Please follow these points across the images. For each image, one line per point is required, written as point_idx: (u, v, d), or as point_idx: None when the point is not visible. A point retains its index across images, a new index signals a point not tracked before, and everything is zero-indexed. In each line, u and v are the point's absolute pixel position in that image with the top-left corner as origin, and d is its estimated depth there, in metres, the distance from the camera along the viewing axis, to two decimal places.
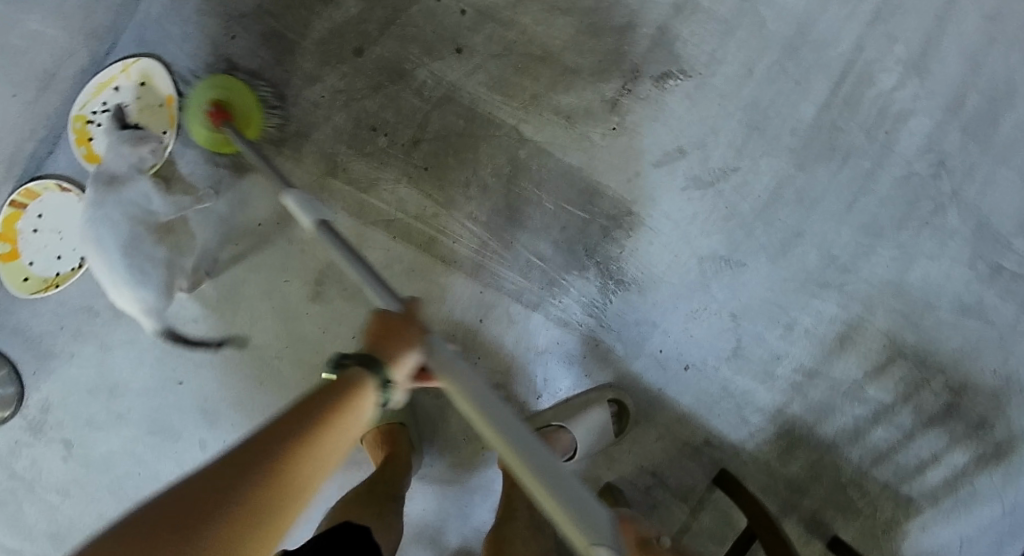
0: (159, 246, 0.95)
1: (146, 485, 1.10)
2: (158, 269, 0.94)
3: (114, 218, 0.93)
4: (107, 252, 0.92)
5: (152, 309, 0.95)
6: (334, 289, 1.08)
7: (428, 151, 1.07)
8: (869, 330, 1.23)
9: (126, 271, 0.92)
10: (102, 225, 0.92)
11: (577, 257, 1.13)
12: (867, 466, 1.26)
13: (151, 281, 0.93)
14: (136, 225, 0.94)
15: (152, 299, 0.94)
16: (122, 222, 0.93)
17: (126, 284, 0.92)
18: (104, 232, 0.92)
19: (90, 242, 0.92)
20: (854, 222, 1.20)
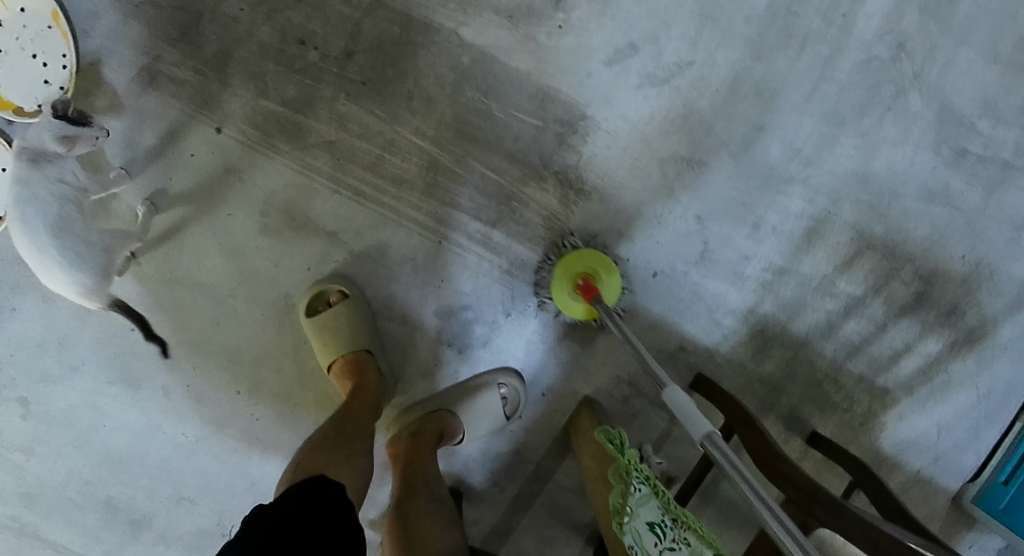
0: (90, 226, 0.89)
1: (115, 436, 1.09)
2: (93, 250, 0.89)
3: (43, 198, 0.86)
4: (37, 236, 0.86)
5: (89, 289, 0.90)
6: (281, 220, 1.04)
7: (365, 64, 1.01)
8: (837, 223, 1.21)
9: (59, 254, 0.87)
10: (31, 204, 0.86)
11: (533, 168, 1.09)
12: (842, 361, 1.27)
13: (88, 264, 0.89)
14: (67, 204, 0.88)
15: (87, 281, 0.90)
16: (51, 202, 0.87)
17: (59, 269, 0.88)
18: (32, 212, 0.86)
19: (17, 221, 0.86)
20: (816, 112, 1.16)
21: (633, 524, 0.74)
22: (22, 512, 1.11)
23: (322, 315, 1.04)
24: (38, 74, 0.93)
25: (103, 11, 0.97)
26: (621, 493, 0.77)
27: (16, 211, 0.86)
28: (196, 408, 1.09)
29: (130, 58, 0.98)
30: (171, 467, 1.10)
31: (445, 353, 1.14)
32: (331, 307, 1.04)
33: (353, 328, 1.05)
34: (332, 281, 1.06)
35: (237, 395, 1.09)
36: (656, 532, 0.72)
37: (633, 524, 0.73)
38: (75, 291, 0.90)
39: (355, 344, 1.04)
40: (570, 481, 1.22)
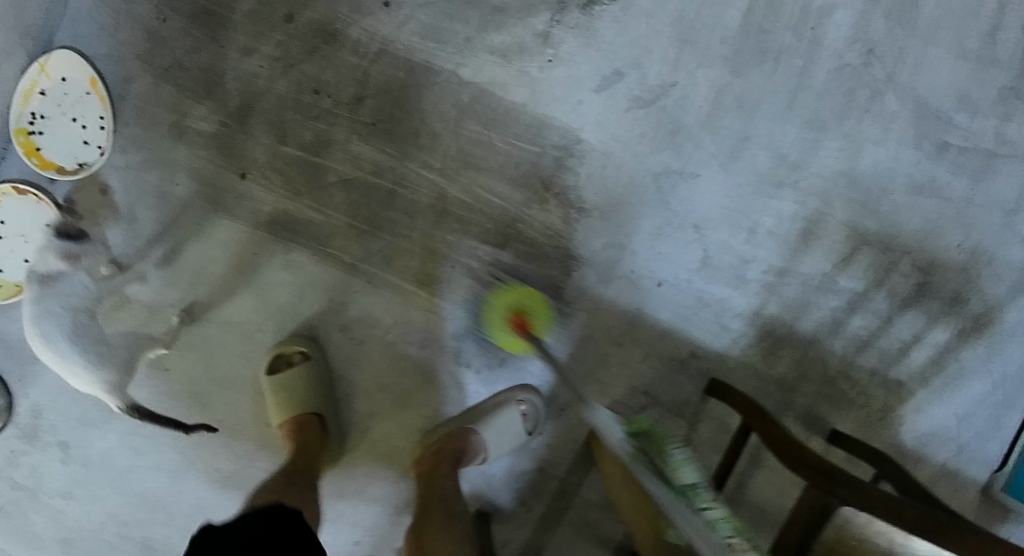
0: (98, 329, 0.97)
1: (151, 475, 1.13)
2: (110, 352, 0.97)
3: (54, 309, 0.94)
4: (49, 343, 0.94)
5: (114, 386, 0.97)
6: (304, 255, 1.11)
7: (374, 107, 1.09)
8: (830, 223, 1.26)
9: (79, 358, 0.94)
10: (44, 315, 0.94)
11: (536, 191, 1.16)
12: (852, 356, 1.30)
13: (105, 362, 0.96)
14: (79, 310, 0.95)
15: (112, 377, 0.96)
16: (58, 313, 0.94)
17: (85, 370, 0.95)
18: (50, 318, 0.94)
19: (34, 333, 0.94)
20: (798, 119, 1.23)
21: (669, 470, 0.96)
22: None
23: (281, 375, 1.08)
24: (78, 135, 1.02)
25: (134, 74, 1.05)
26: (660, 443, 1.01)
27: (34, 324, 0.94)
28: (230, 443, 1.13)
29: (160, 115, 1.06)
30: (205, 504, 1.14)
31: (465, 374, 1.18)
32: (293, 367, 1.09)
33: (313, 389, 1.09)
34: (292, 343, 1.11)
35: (267, 428, 1.13)
36: (683, 486, 0.93)
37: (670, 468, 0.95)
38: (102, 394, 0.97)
39: (305, 405, 1.08)
40: (597, 496, 1.24)
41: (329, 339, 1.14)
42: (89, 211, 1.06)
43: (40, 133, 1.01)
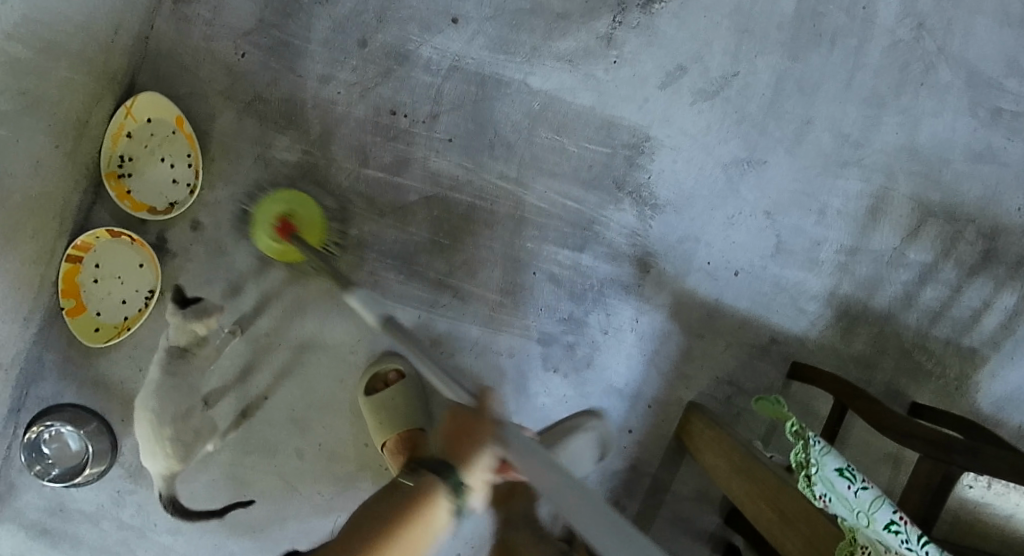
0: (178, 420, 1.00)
1: (255, 504, 1.14)
2: (192, 441, 1.02)
3: (177, 392, 1.00)
4: (160, 428, 0.98)
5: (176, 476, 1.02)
6: (391, 273, 1.13)
7: (449, 122, 1.10)
8: (896, 198, 1.27)
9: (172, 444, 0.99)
10: (161, 399, 0.98)
11: (609, 191, 1.17)
12: (926, 328, 1.30)
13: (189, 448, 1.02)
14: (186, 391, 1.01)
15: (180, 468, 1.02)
16: (174, 400, 0.99)
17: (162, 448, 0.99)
18: (165, 403, 0.99)
19: (146, 413, 0.98)
20: (857, 98, 1.24)
21: (822, 472, 0.69)
22: None
23: (380, 394, 1.08)
24: (167, 175, 1.04)
25: (217, 110, 1.07)
26: (801, 445, 0.70)
27: (146, 402, 0.98)
28: (330, 465, 1.14)
29: (244, 148, 1.07)
30: (310, 529, 1.15)
31: (552, 378, 1.20)
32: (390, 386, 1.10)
33: (410, 407, 1.10)
34: (387, 360, 1.12)
35: (367, 447, 1.14)
36: (846, 475, 0.69)
37: (827, 470, 0.68)
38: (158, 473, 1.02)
39: (410, 423, 1.08)
40: (688, 489, 1.25)
41: (421, 354, 1.15)
42: (181, 248, 1.08)
43: (130, 175, 1.03)
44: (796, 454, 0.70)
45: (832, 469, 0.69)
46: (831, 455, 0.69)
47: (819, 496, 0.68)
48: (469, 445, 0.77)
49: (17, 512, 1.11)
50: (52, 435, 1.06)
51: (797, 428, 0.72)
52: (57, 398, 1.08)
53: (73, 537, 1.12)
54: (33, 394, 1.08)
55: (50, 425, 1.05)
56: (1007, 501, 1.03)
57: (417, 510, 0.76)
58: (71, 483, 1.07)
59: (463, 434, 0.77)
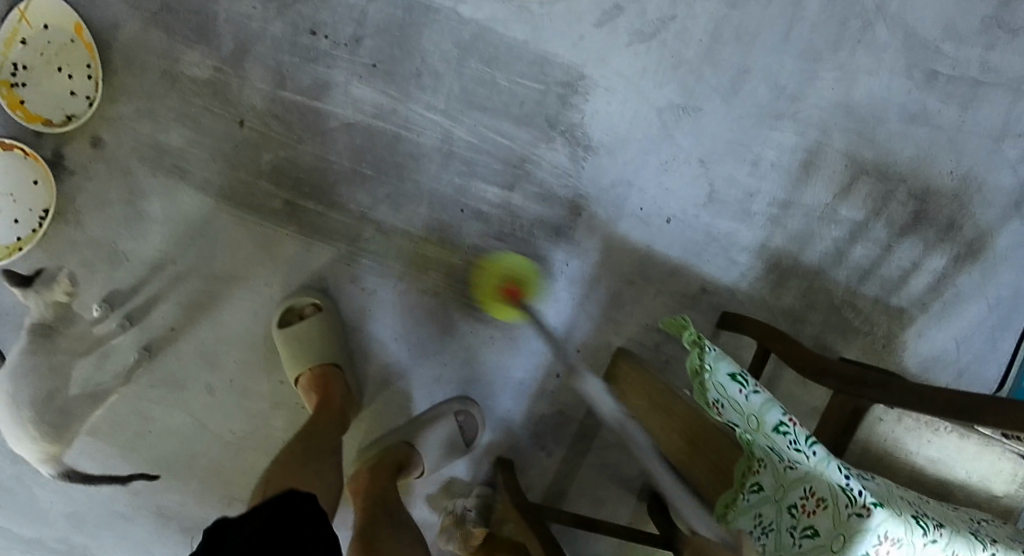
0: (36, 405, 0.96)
1: (161, 441, 1.09)
2: (62, 424, 0.99)
3: (39, 375, 0.97)
4: (19, 412, 0.95)
5: (51, 458, 1.01)
6: (310, 204, 1.09)
7: (373, 47, 1.06)
8: (829, 153, 1.27)
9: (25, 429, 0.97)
10: (22, 381, 0.96)
11: (541, 130, 1.14)
12: (855, 285, 1.31)
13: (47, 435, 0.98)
14: (47, 369, 0.98)
15: (53, 450, 1.00)
16: (40, 383, 0.97)
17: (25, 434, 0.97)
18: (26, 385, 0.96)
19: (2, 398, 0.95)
20: (794, 51, 1.22)
21: (716, 378, 0.67)
22: (70, 533, 1.10)
23: (295, 326, 1.06)
24: (64, 85, 0.99)
25: (122, 20, 1.01)
26: (695, 352, 0.68)
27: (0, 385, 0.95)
28: (242, 401, 1.10)
29: (153, 63, 1.02)
30: (222, 468, 1.11)
31: (479, 319, 1.17)
32: (305, 319, 1.08)
33: (324, 343, 1.07)
34: (305, 295, 1.10)
35: (281, 383, 1.10)
36: (740, 381, 0.66)
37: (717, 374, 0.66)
38: (37, 459, 1.01)
39: (326, 356, 1.06)
40: (615, 436, 1.24)
41: (341, 289, 1.12)
42: (80, 165, 1.03)
43: (24, 85, 0.98)
44: (693, 361, 0.68)
45: (723, 375, 0.66)
46: (724, 360, 0.66)
47: (714, 402, 0.67)
48: None
49: None
50: None
51: (694, 337, 0.69)
52: None
53: None
54: None
55: None
56: (915, 440, 1.08)
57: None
58: None
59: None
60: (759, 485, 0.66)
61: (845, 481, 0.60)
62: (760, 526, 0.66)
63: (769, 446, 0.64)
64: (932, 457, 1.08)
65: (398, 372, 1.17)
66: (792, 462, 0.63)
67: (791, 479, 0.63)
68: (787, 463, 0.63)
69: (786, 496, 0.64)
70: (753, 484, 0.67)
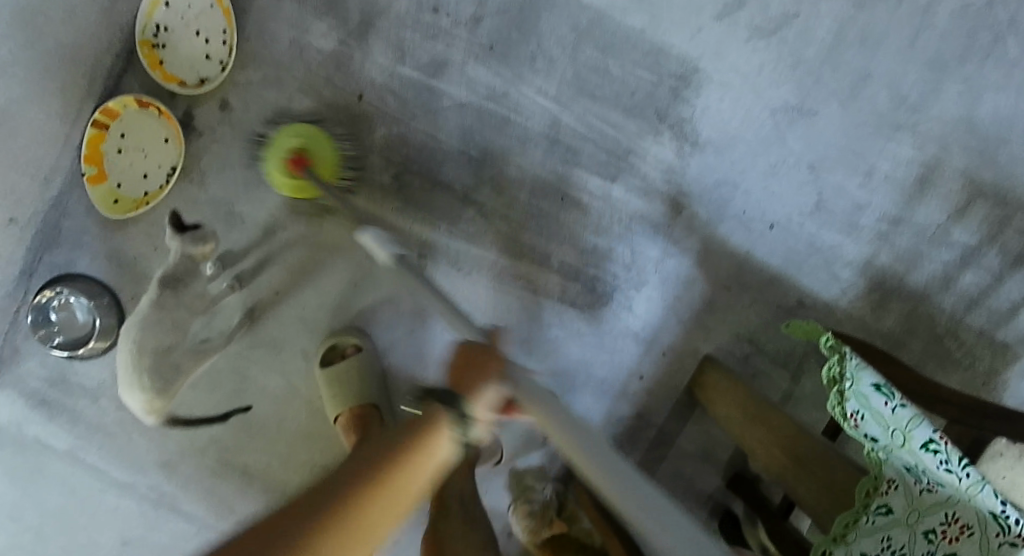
0: (153, 357, 0.94)
1: (256, 400, 1.12)
2: (172, 379, 0.97)
3: (160, 327, 0.94)
4: (139, 357, 0.94)
5: (155, 410, 0.98)
6: (418, 181, 1.10)
7: (492, 27, 1.07)
8: (947, 170, 1.17)
9: (145, 381, 0.94)
10: (147, 330, 0.93)
11: (649, 122, 1.12)
12: (961, 314, 1.22)
13: (163, 389, 0.97)
14: (170, 318, 0.95)
15: (158, 403, 0.97)
16: (163, 332, 0.95)
17: (137, 386, 0.95)
18: (150, 334, 0.94)
19: (130, 342, 0.93)
20: (920, 59, 1.14)
21: (857, 388, 0.67)
22: (162, 482, 1.13)
23: (337, 365, 1.08)
24: (201, 50, 1.01)
25: None
26: (836, 361, 0.70)
27: (129, 331, 0.93)
28: None
29: (280, 30, 1.05)
30: (313, 431, 1.14)
31: (568, 310, 1.16)
32: (346, 358, 1.09)
33: (363, 384, 1.08)
34: (348, 334, 1.11)
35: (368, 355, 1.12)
36: (885, 393, 0.67)
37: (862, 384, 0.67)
38: (141, 411, 0.98)
39: (364, 396, 1.07)
40: (693, 446, 1.21)
41: (438, 270, 1.12)
42: (207, 126, 1.06)
43: (163, 46, 0.99)
44: (832, 370, 0.70)
45: (868, 385, 0.67)
46: (867, 371, 0.68)
47: (852, 413, 0.66)
48: (476, 376, 0.74)
49: (18, 380, 1.07)
50: (60, 303, 1.04)
51: (836, 346, 0.72)
52: (68, 267, 1.05)
53: (70, 412, 1.09)
54: (45, 260, 1.05)
55: (62, 292, 1.04)
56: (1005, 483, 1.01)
57: (422, 438, 0.71)
58: (74, 353, 1.05)
59: (468, 363, 0.76)
60: (887, 507, 0.59)
61: (996, 506, 0.57)
62: (885, 551, 0.58)
63: (907, 466, 0.60)
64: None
65: None
66: (933, 485, 0.58)
67: (928, 504, 0.58)
68: (925, 486, 0.58)
69: (922, 519, 0.57)
70: (880, 504, 0.60)
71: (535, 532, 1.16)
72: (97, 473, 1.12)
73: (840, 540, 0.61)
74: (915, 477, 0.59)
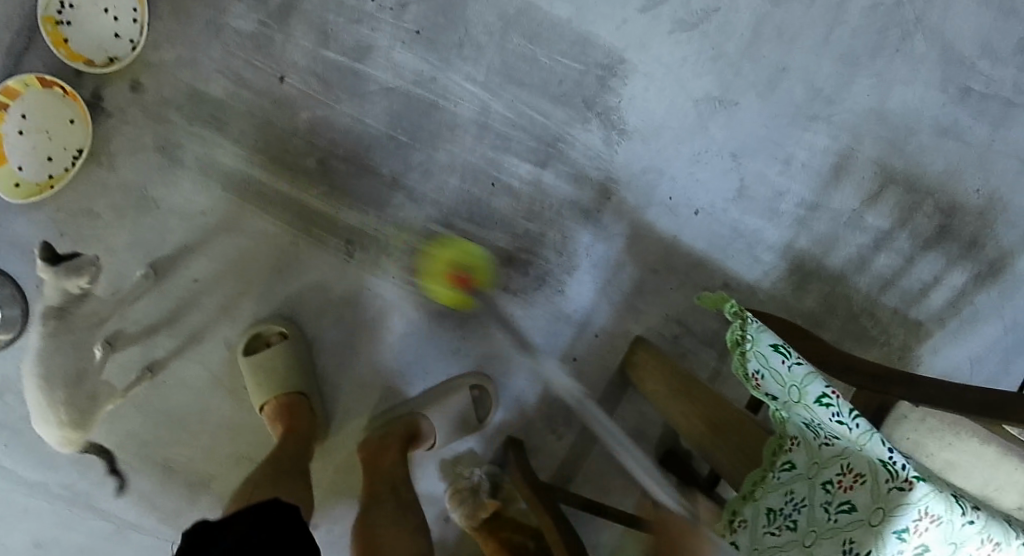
0: (55, 392, 0.96)
1: (177, 392, 1.09)
2: (87, 407, 0.98)
3: (64, 355, 0.97)
4: (46, 392, 0.95)
5: (71, 440, 0.99)
6: (344, 165, 1.08)
7: (418, 14, 1.06)
8: (860, 159, 1.23)
9: (52, 412, 0.96)
10: (41, 363, 0.96)
11: (577, 109, 1.14)
12: (875, 295, 1.27)
13: (74, 417, 0.97)
14: (71, 351, 0.98)
15: (71, 433, 0.98)
16: (60, 359, 0.97)
17: (48, 417, 0.97)
18: (49, 368, 0.96)
19: (33, 376, 0.95)
20: (833, 53, 1.19)
21: (758, 348, 0.66)
22: (75, 480, 1.09)
23: (260, 354, 1.05)
24: (109, 27, 0.98)
25: None
26: (737, 325, 0.68)
27: (32, 368, 0.95)
28: None
29: (198, 12, 1.02)
30: (237, 423, 1.11)
31: (500, 295, 1.17)
32: (271, 347, 1.07)
33: (289, 372, 1.06)
34: (273, 322, 1.09)
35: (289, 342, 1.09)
36: (783, 351, 0.65)
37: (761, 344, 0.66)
38: (58, 442, 1.00)
39: (286, 386, 1.05)
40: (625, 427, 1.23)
41: (366, 255, 1.11)
42: (118, 108, 1.02)
43: (68, 23, 0.96)
44: (733, 332, 0.68)
45: (766, 345, 0.66)
46: (767, 332, 0.66)
47: (754, 373, 0.66)
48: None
49: None
50: None
51: (736, 309, 0.69)
52: None
53: None
54: None
55: None
56: (937, 440, 1.00)
57: None
58: None
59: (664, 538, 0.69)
60: (791, 463, 0.65)
61: (887, 453, 0.58)
62: (790, 503, 0.64)
63: (804, 422, 0.63)
64: (951, 461, 0.99)
65: (415, 343, 1.15)
66: (830, 439, 0.62)
67: (827, 456, 0.63)
68: (824, 440, 0.63)
69: (820, 472, 0.63)
70: (784, 462, 0.66)
71: (472, 516, 1.16)
72: (4, 472, 1.07)
73: (750, 496, 0.68)
74: (814, 431, 0.63)
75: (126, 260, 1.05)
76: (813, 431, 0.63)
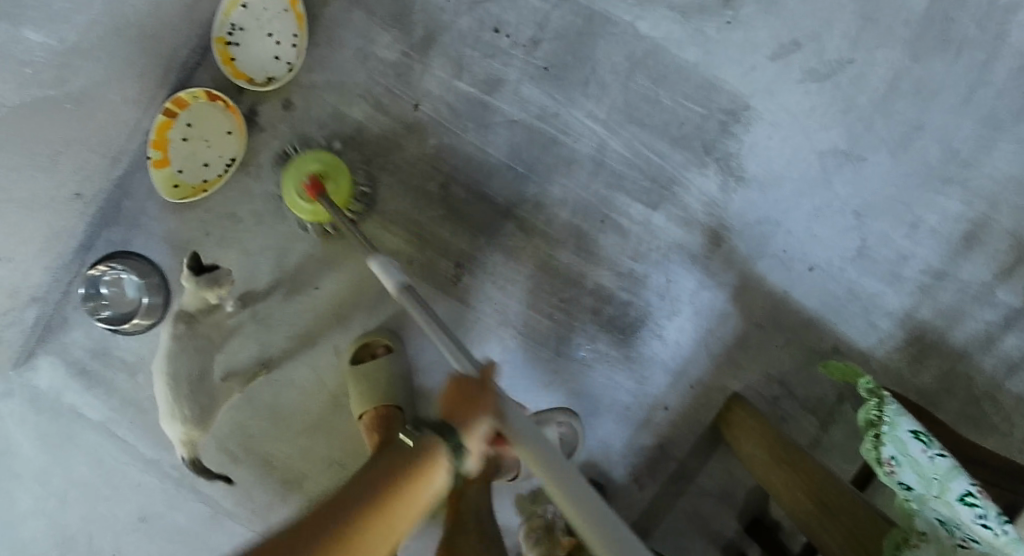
0: (183, 392, 0.95)
1: (285, 392, 1.15)
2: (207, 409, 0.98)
3: (192, 354, 0.96)
4: (176, 388, 0.95)
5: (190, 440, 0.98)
6: (462, 192, 1.13)
7: (549, 51, 1.10)
8: (995, 229, 1.15)
9: (178, 410, 0.95)
10: (171, 362, 0.95)
11: (695, 153, 1.13)
12: (1001, 378, 1.17)
13: (196, 418, 0.97)
14: (201, 357, 0.98)
15: (196, 432, 0.98)
16: (190, 361, 0.96)
17: (174, 415, 0.96)
18: (179, 366, 0.96)
19: (163, 375, 0.95)
20: (974, 114, 1.13)
21: (896, 432, 0.65)
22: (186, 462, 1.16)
23: (366, 363, 1.09)
24: (271, 51, 1.07)
25: None
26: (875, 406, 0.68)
27: (160, 366, 0.95)
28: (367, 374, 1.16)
29: (347, 39, 1.10)
30: (336, 427, 1.16)
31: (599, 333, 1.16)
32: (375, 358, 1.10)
33: (389, 384, 1.09)
34: (379, 335, 1.13)
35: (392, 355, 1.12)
36: (924, 439, 0.63)
37: (902, 429, 0.65)
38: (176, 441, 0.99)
39: (387, 398, 1.08)
40: (713, 485, 1.18)
41: (474, 279, 1.14)
42: (270, 123, 1.11)
43: (236, 44, 1.06)
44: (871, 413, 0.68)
45: (905, 431, 0.64)
46: (907, 416, 0.65)
47: (888, 459, 0.65)
48: None
49: (64, 348, 1.12)
50: (112, 279, 1.08)
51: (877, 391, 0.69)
52: (124, 245, 1.10)
53: (108, 384, 1.13)
54: (103, 236, 1.10)
55: (115, 268, 1.08)
56: None
57: None
58: (119, 328, 1.08)
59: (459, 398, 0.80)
60: None
61: None
62: None
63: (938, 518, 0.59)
64: None
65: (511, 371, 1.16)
66: (966, 541, 0.57)
67: None
68: (960, 541, 0.57)
69: None
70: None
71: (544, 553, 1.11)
72: (126, 446, 1.15)
73: None
74: (950, 530, 0.58)
75: (257, 262, 1.12)
76: (946, 529, 0.58)
